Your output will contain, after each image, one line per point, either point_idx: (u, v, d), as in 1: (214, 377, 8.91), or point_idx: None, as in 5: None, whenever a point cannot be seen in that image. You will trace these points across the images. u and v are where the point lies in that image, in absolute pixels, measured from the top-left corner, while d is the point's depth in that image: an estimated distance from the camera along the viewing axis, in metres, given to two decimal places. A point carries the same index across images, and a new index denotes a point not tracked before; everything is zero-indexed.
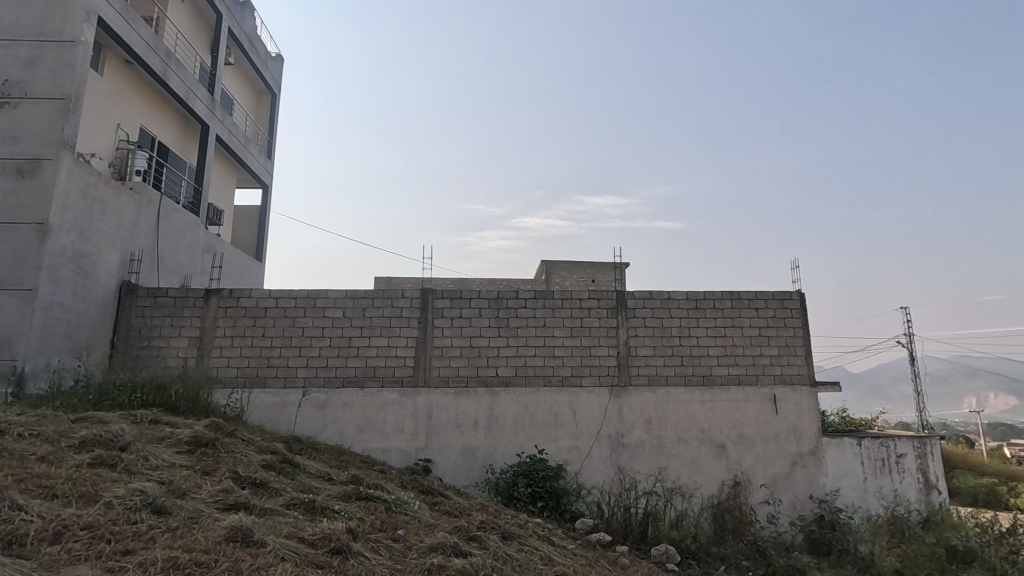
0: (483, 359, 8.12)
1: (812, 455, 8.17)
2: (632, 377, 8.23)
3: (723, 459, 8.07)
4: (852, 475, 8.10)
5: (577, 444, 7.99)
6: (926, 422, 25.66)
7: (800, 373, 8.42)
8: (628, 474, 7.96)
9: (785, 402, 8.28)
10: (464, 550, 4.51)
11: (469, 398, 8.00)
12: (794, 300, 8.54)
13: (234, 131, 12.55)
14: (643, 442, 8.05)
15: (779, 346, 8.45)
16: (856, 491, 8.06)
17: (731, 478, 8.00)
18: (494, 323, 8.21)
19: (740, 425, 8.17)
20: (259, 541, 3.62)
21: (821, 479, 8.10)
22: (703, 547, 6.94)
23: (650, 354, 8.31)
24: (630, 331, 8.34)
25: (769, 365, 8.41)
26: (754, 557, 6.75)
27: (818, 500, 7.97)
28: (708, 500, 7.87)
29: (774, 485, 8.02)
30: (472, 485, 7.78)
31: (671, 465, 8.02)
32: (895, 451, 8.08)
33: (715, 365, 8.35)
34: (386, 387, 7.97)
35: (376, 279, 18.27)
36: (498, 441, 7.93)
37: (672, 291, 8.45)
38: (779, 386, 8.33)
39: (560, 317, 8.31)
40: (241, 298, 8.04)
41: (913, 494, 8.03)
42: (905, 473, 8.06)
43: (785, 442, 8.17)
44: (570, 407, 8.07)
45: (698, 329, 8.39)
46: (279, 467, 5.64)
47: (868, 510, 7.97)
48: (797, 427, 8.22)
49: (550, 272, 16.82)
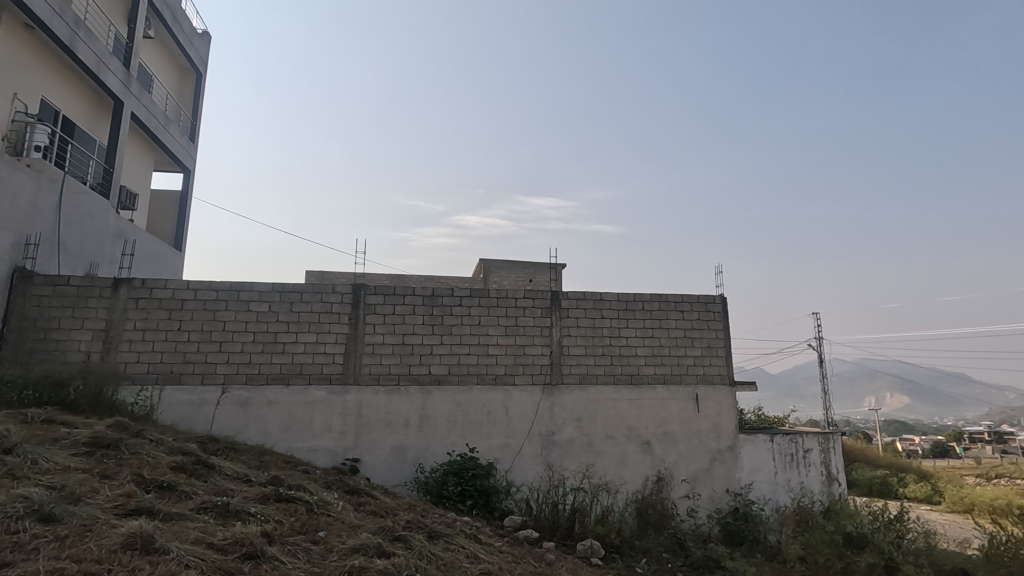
0: (416, 357, 8.01)
1: (730, 451, 8.62)
2: (564, 375, 8.38)
3: (648, 455, 8.37)
4: (764, 469, 8.63)
5: (509, 442, 8.04)
6: (831, 421, 27.74)
7: (720, 373, 8.88)
8: (557, 471, 8.09)
9: (707, 401, 8.70)
10: (388, 550, 4.43)
11: (401, 396, 7.87)
12: (716, 304, 9.00)
13: (153, 109, 11.70)
14: (573, 439, 8.22)
15: (702, 347, 8.88)
16: (768, 484, 8.60)
17: (655, 473, 8.32)
18: (429, 321, 8.11)
19: (665, 423, 8.51)
20: (162, 548, 3.39)
21: (737, 474, 8.57)
22: (626, 541, 7.15)
23: (582, 353, 8.49)
24: (563, 330, 8.49)
25: (692, 365, 8.81)
26: (674, 549, 7.04)
27: (733, 493, 8.44)
28: (633, 495, 8.13)
29: (694, 480, 8.41)
30: (401, 485, 7.66)
31: (599, 461, 8.23)
32: (803, 446, 8.70)
33: (643, 365, 8.65)
34: (314, 384, 7.70)
35: (308, 273, 17.60)
36: (429, 440, 7.84)
37: (604, 292, 8.67)
38: (701, 385, 8.74)
39: (495, 315, 8.33)
40: (155, 289, 7.50)
41: (817, 486, 8.68)
42: (811, 466, 8.70)
43: (706, 439, 8.58)
44: (502, 405, 8.11)
45: (627, 330, 8.67)
46: (191, 469, 5.32)
47: (777, 502, 8.53)
48: (717, 425, 8.65)
49: (488, 270, 16.82)
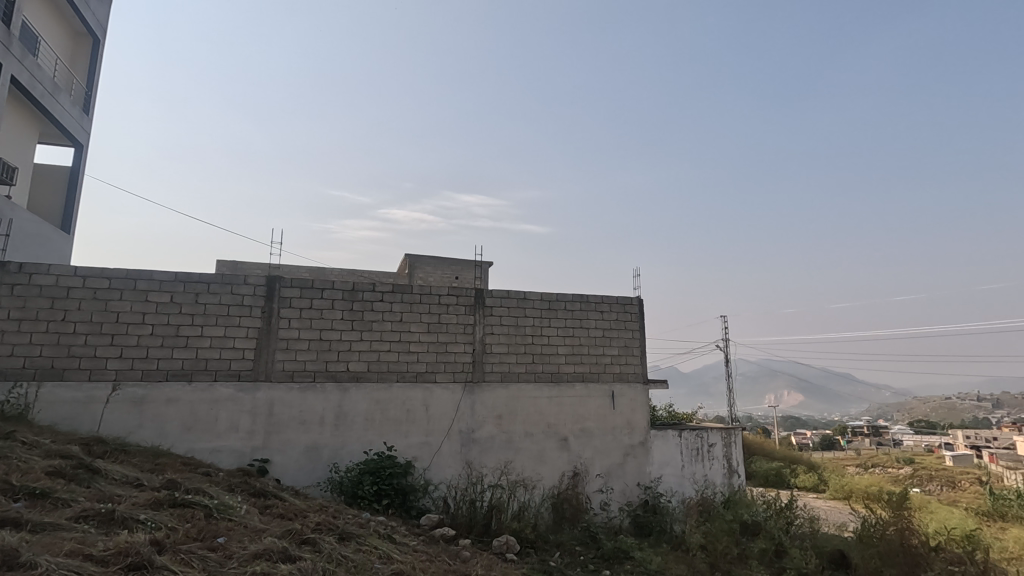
0: (334, 354, 7.74)
1: (642, 446, 9.02)
2: (485, 373, 8.41)
3: (565, 451, 8.59)
4: (672, 463, 9.13)
5: (428, 440, 7.97)
6: (734, 417, 29.79)
7: (635, 371, 9.27)
8: (476, 468, 8.12)
9: (622, 398, 9.05)
10: (294, 554, 4.26)
11: (316, 393, 7.57)
12: (633, 305, 9.39)
13: (38, 74, 10.52)
14: (493, 436, 8.28)
15: (619, 347, 9.22)
16: (675, 477, 9.11)
17: (571, 469, 8.56)
18: (348, 316, 7.86)
19: (583, 419, 8.76)
20: (28, 563, 3.07)
21: (647, 468, 8.99)
22: (541, 536, 7.28)
23: (504, 351, 8.56)
24: (487, 328, 8.52)
25: (609, 363, 9.13)
26: (586, 542, 7.27)
27: (644, 487, 8.85)
28: (549, 490, 8.31)
29: (608, 475, 8.73)
30: (313, 486, 7.38)
31: (517, 458, 8.34)
32: (707, 441, 9.34)
33: (563, 363, 8.85)
34: (220, 381, 7.24)
35: (219, 262, 16.52)
36: (346, 439, 7.61)
37: (527, 291, 8.78)
38: (617, 383, 9.08)
39: (418, 312, 8.21)
40: (34, 275, 6.73)
41: (719, 478, 9.37)
42: (714, 460, 9.36)
43: (620, 435, 8.93)
44: (423, 403, 8.01)
45: (549, 329, 8.84)
46: (70, 474, 4.84)
47: (683, 494, 9.09)
48: (630, 421, 9.02)
49: (413, 266, 16.57)
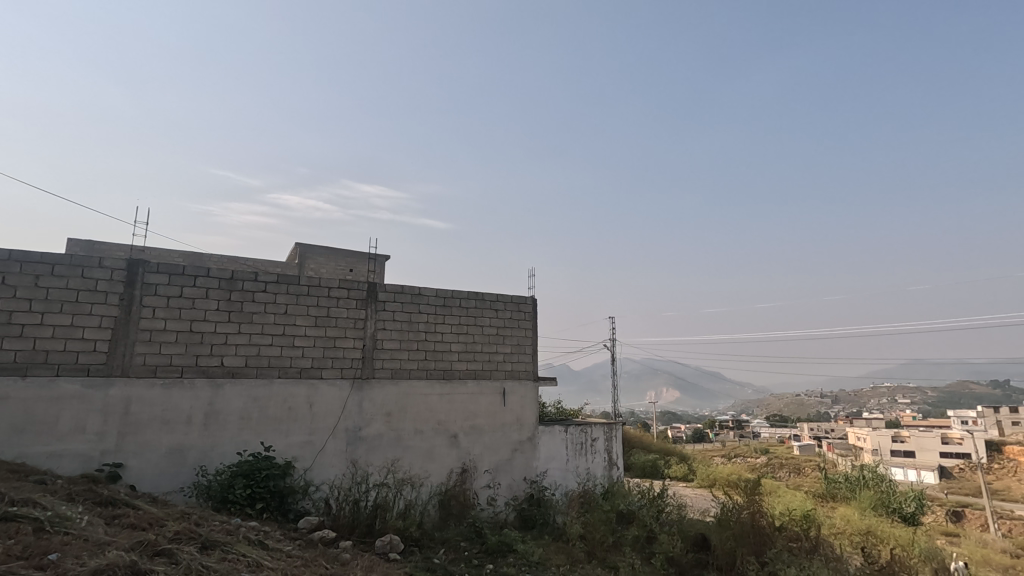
0: (206, 347, 7.10)
1: (530, 441, 9.26)
2: (375, 370, 8.17)
3: (454, 448, 8.58)
4: (558, 458, 9.51)
5: (311, 440, 7.59)
6: (618, 413, 31.55)
7: (526, 369, 9.49)
8: (361, 467, 7.86)
9: (513, 395, 9.23)
10: (145, 568, 3.85)
11: (183, 390, 6.91)
12: (526, 305, 9.62)
13: None
14: (381, 434, 8.07)
15: (511, 345, 9.39)
16: (560, 471, 9.50)
17: (459, 465, 8.58)
18: (225, 307, 7.25)
19: (473, 416, 8.81)
20: None
21: (534, 463, 9.26)
22: (427, 533, 7.20)
23: (396, 347, 8.38)
24: (378, 324, 8.28)
25: (502, 361, 9.27)
26: (471, 537, 7.31)
27: (530, 481, 9.10)
28: (437, 487, 8.27)
29: (496, 470, 8.86)
30: (175, 491, 6.73)
31: (405, 456, 8.19)
32: (590, 435, 9.91)
33: (455, 360, 8.84)
34: (64, 377, 6.36)
35: (70, 241, 14.52)
36: (216, 439, 7.03)
37: (422, 287, 8.66)
38: (508, 381, 9.24)
39: (304, 305, 7.78)
40: None
41: (600, 470, 9.94)
42: (596, 453, 9.94)
43: (509, 431, 9.09)
44: (306, 400, 7.61)
45: (443, 325, 8.79)
46: None
47: (566, 486, 9.50)
48: (520, 417, 9.23)
49: (303, 256, 15.70)
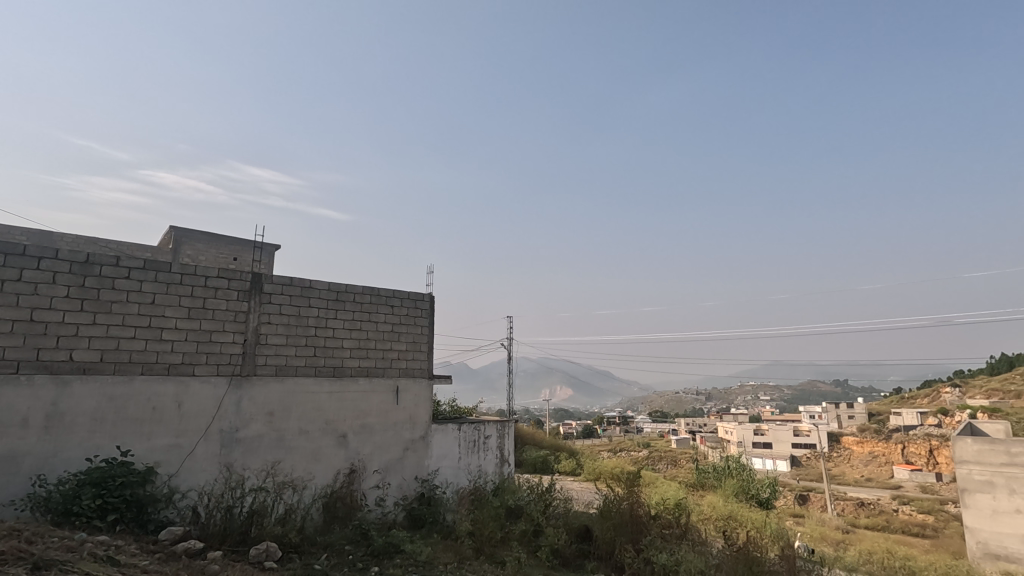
0: (51, 339, 6.21)
1: (422, 440, 9.15)
2: (257, 366, 7.62)
3: (342, 448, 8.24)
4: (450, 455, 9.49)
5: (178, 443, 6.92)
6: (511, 410, 32.19)
7: (422, 367, 9.35)
8: (236, 471, 7.30)
9: (406, 393, 9.06)
10: None
11: (19, 388, 6.00)
12: (424, 302, 9.50)
13: None
14: (260, 435, 7.55)
15: (407, 342, 9.21)
16: (452, 469, 9.49)
17: (347, 466, 8.25)
18: (76, 294, 6.39)
19: (364, 415, 8.52)
20: None
21: (425, 461, 9.16)
22: (308, 539, 6.83)
23: (282, 343, 7.88)
24: (262, 317, 7.74)
25: (396, 358, 9.06)
26: (356, 540, 7.04)
27: (420, 480, 8.98)
28: (321, 490, 7.90)
29: (386, 470, 8.64)
30: (4, 505, 5.82)
31: (287, 457, 7.73)
32: (483, 433, 10.05)
33: (347, 357, 8.50)
34: None
35: None
36: (60, 444, 6.19)
37: (313, 280, 8.23)
38: (402, 378, 9.05)
39: (177, 295, 7.07)
40: None
41: (491, 467, 10.11)
42: (488, 450, 10.10)
43: (401, 430, 8.91)
44: (174, 399, 6.92)
45: (335, 321, 8.40)
46: None
47: (457, 484, 9.51)
48: (413, 416, 9.08)
49: (179, 241, 14.29)
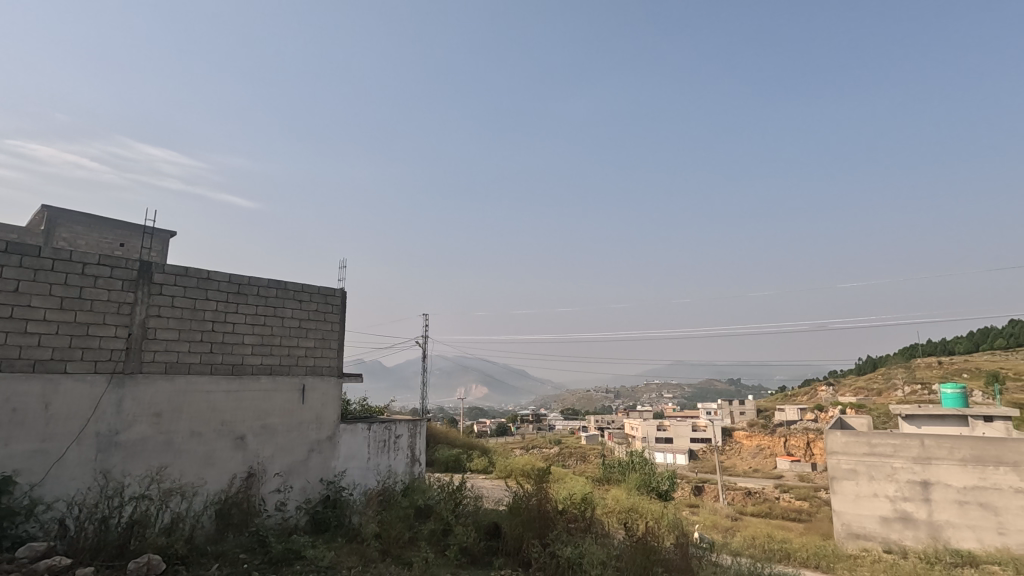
0: None
1: (328, 440, 8.80)
2: (144, 363, 6.98)
3: (239, 451, 7.73)
4: (358, 456, 9.22)
5: (45, 448, 6.18)
6: (424, 409, 31.78)
7: (330, 365, 8.99)
8: (115, 479, 6.63)
9: (313, 392, 8.68)
10: None
11: None
12: (334, 297, 9.15)
13: None
14: (145, 439, 6.91)
15: (315, 339, 8.82)
16: (360, 470, 9.22)
17: (245, 470, 7.75)
18: None
19: (265, 415, 8.05)
20: None
21: (332, 463, 8.82)
22: (197, 549, 6.34)
23: (174, 338, 7.27)
24: (151, 310, 7.09)
25: (303, 356, 8.65)
26: (252, 549, 6.63)
27: (326, 482, 8.64)
28: (214, 496, 7.37)
29: (288, 473, 8.22)
30: None
31: (176, 462, 7.13)
32: (395, 433, 9.89)
33: (248, 354, 7.99)
34: None
35: None
36: None
37: (212, 271, 7.67)
38: (308, 377, 8.65)
39: (46, 283, 6.30)
40: None
41: (402, 467, 9.97)
42: (399, 450, 9.96)
43: (306, 430, 8.52)
44: (40, 400, 6.18)
45: (235, 315, 7.87)
46: None
47: (365, 485, 9.25)
48: (319, 415, 8.72)
49: (52, 223, 12.75)
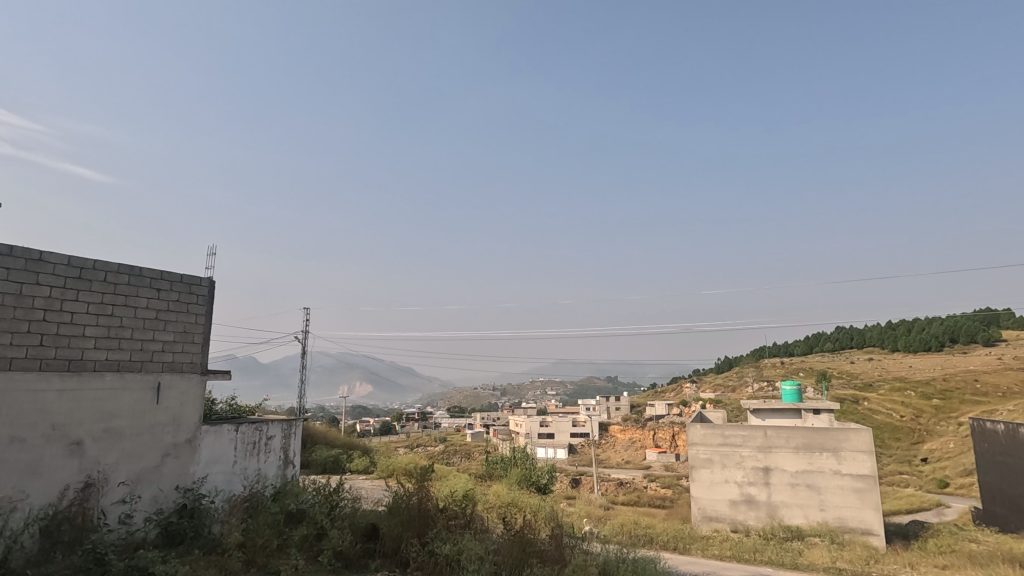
0: None
1: (187, 444, 8.00)
2: None
3: (74, 459, 6.73)
4: (223, 460, 8.52)
5: None
6: (302, 409, 30.10)
7: (192, 361, 8.18)
8: None
9: (170, 391, 7.83)
10: None
11: None
12: (199, 287, 8.36)
13: None
14: None
15: (175, 332, 7.97)
16: (224, 475, 8.51)
17: (81, 480, 6.77)
18: None
19: (109, 418, 7.10)
20: None
21: (190, 468, 8.03)
22: None
23: None
24: None
25: (159, 351, 7.76)
26: (87, 569, 5.80)
27: (182, 490, 7.85)
28: (39, 512, 6.35)
29: (136, 482, 7.32)
30: None
31: None
32: (267, 434, 9.41)
33: (90, 348, 7.01)
34: None
35: None
36: None
37: (45, 252, 6.64)
38: (165, 374, 7.79)
39: None
40: None
41: (273, 470, 9.49)
42: (271, 452, 9.50)
43: (160, 433, 7.66)
44: None
45: (75, 303, 6.87)
46: None
47: (229, 491, 8.56)
48: (177, 417, 7.89)
49: None
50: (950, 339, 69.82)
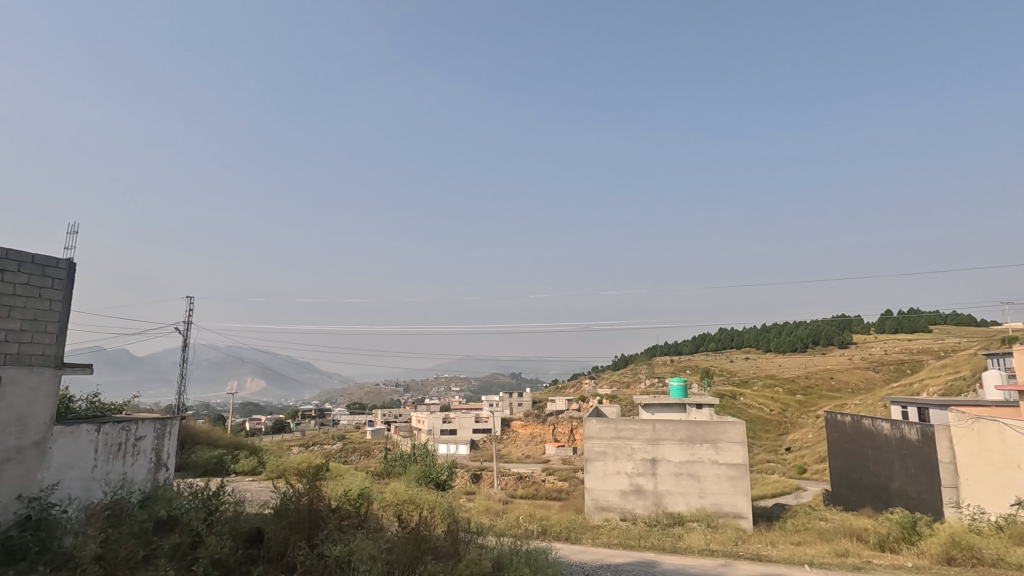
0: None
1: (35, 447, 7.03)
2: None
3: None
4: (80, 464, 7.61)
5: None
6: (180, 406, 27.58)
7: (45, 353, 7.19)
8: None
9: (15, 388, 6.83)
10: None
11: None
12: (56, 270, 7.41)
13: None
14: None
15: (22, 320, 6.98)
16: (80, 481, 7.60)
17: None
18: None
19: None
20: None
21: (38, 475, 7.07)
22: None
23: None
24: None
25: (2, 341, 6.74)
26: None
27: (27, 499, 6.88)
28: None
29: None
30: None
31: None
32: (134, 434, 8.62)
33: None
34: None
35: None
36: None
37: None
38: (9, 368, 6.78)
39: None
40: None
41: (141, 474, 8.71)
42: (139, 454, 8.70)
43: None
44: None
45: None
46: None
47: (85, 499, 7.66)
48: (22, 416, 6.91)
49: None
50: (812, 341, 78.59)
